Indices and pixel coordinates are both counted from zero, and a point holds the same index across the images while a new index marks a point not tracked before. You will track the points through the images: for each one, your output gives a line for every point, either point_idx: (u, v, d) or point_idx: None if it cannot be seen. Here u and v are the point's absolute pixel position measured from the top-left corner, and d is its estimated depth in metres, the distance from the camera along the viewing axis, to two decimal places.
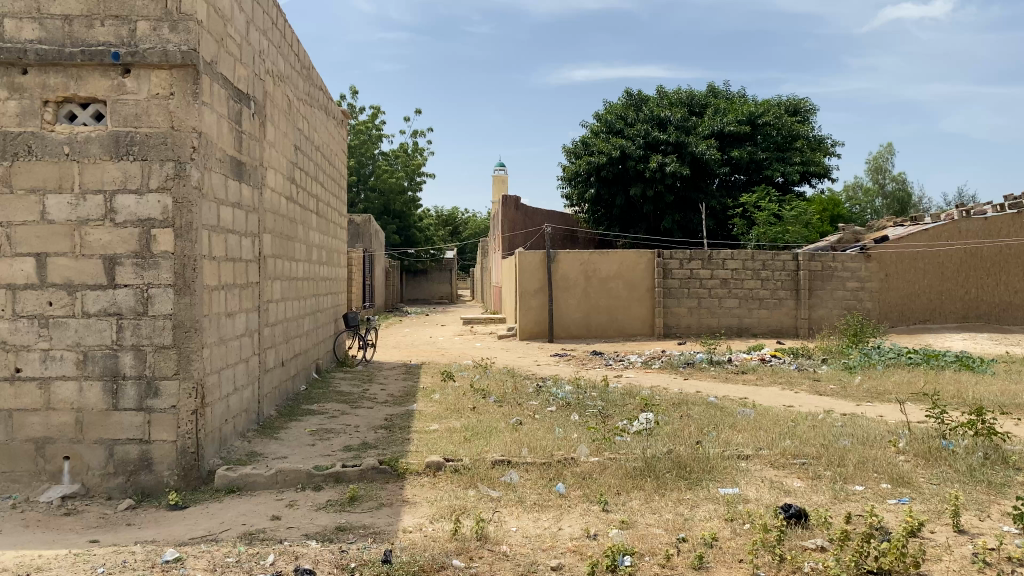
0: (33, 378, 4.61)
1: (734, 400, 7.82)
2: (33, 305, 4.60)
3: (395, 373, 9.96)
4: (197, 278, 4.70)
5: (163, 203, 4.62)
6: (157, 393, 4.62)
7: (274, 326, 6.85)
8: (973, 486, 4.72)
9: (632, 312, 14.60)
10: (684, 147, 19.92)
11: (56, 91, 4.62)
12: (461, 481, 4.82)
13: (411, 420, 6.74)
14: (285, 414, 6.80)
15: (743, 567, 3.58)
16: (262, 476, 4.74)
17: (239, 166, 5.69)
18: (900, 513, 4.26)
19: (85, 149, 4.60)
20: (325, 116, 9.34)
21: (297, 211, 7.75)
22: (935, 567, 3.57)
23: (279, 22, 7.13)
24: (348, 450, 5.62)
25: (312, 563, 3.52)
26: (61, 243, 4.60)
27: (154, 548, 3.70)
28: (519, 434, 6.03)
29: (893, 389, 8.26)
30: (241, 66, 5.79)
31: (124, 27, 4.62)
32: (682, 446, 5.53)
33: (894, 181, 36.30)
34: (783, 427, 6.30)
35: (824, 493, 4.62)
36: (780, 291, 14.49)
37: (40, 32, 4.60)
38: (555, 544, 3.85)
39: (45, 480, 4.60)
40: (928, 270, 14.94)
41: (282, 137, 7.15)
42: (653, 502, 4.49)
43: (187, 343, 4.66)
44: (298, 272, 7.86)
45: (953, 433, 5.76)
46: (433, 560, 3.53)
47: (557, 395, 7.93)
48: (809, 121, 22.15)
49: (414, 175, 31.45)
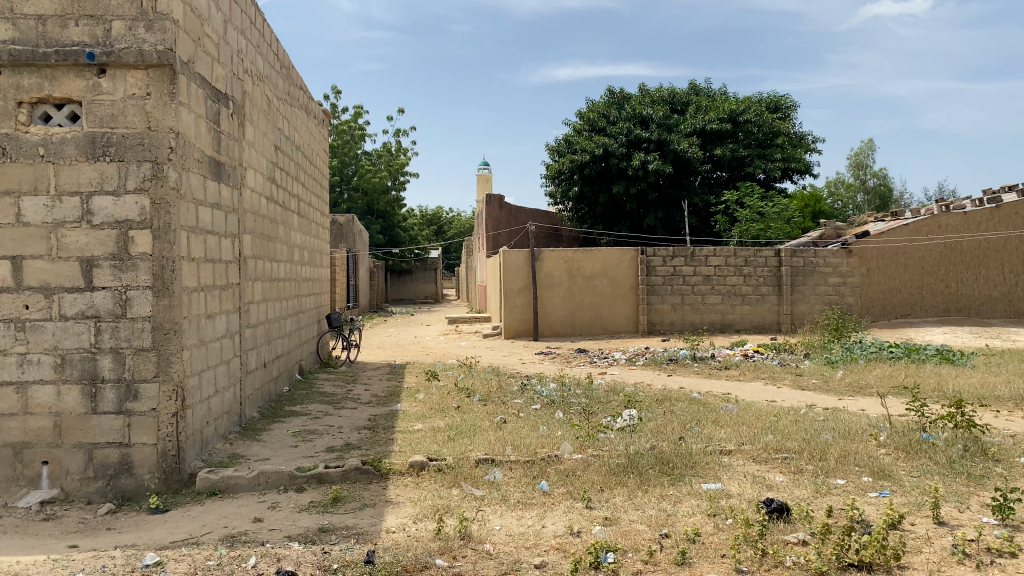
0: (9, 382, 4.55)
1: (717, 396, 7.83)
2: (9, 310, 4.55)
3: (379, 373, 9.93)
4: (176, 279, 4.67)
5: (141, 205, 4.58)
6: (136, 396, 4.58)
7: (256, 327, 6.82)
8: (953, 478, 4.76)
9: (616, 310, 14.65)
10: (666, 145, 20.04)
11: (30, 92, 4.57)
12: (444, 481, 4.81)
13: (395, 420, 6.70)
14: (268, 416, 6.77)
15: (726, 562, 3.60)
16: (245, 479, 4.71)
17: (217, 166, 5.64)
18: (880, 506, 4.30)
19: (60, 150, 4.54)
20: (305, 116, 9.31)
21: (277, 210, 7.70)
22: (916, 559, 3.59)
23: (258, 21, 7.08)
24: (330, 450, 5.61)
25: (295, 564, 3.51)
26: (37, 245, 4.54)
27: (134, 553, 3.67)
28: (501, 433, 6.01)
29: (875, 382, 8.35)
30: (219, 66, 5.74)
31: (100, 27, 4.58)
32: (663, 442, 5.53)
33: (875, 177, 36.44)
34: (765, 421, 6.35)
35: (806, 487, 4.65)
36: (764, 286, 14.56)
37: (13, 33, 4.55)
38: (538, 542, 3.86)
39: (23, 486, 4.55)
40: (908, 265, 15.10)
41: (262, 137, 7.11)
42: (636, 498, 4.51)
43: (167, 345, 4.63)
44: (279, 273, 7.81)
45: (934, 426, 5.80)
46: (416, 560, 3.52)
47: (541, 393, 7.92)
48: (790, 118, 22.26)
49: (398, 175, 31.46)
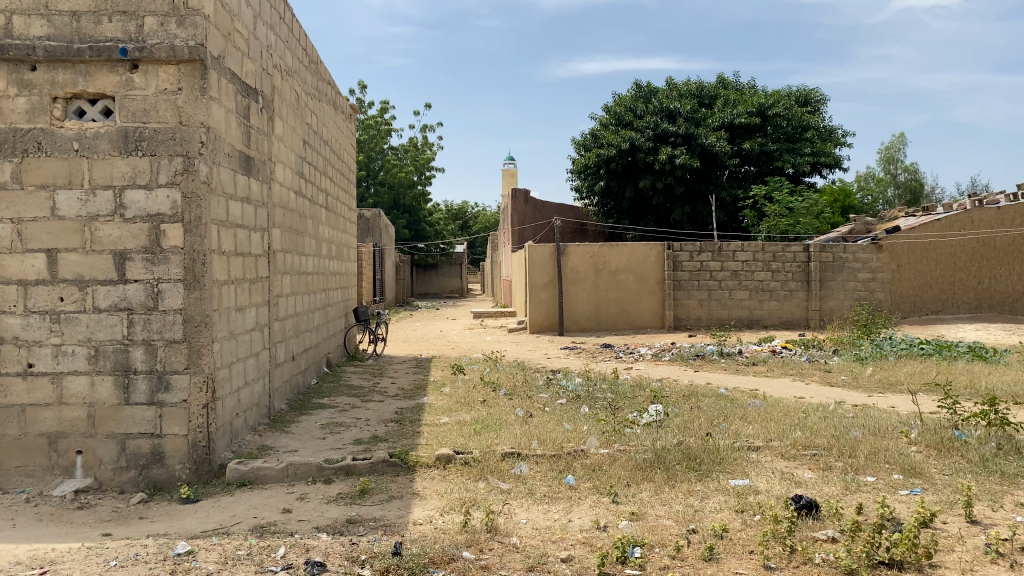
0: (45, 373, 4.63)
1: (744, 392, 7.78)
2: (45, 301, 4.63)
3: (405, 367, 9.98)
4: (207, 272, 4.72)
5: (172, 199, 4.64)
6: (168, 387, 4.65)
7: (284, 320, 6.87)
8: (986, 476, 4.69)
9: (643, 304, 14.60)
10: (694, 139, 19.89)
11: (64, 87, 4.64)
12: (471, 474, 4.83)
13: (421, 413, 6.73)
14: (296, 408, 6.83)
15: (754, 558, 3.57)
16: (274, 469, 4.77)
17: (248, 161, 5.70)
18: (911, 504, 4.24)
19: (94, 145, 4.62)
20: (333, 111, 9.35)
21: (305, 205, 7.76)
22: (948, 557, 3.55)
23: (287, 17, 7.12)
24: (358, 443, 5.65)
25: (323, 555, 3.53)
26: (72, 238, 4.62)
27: (166, 541, 3.73)
28: (527, 427, 6.02)
29: (905, 379, 8.23)
30: (249, 61, 5.79)
31: (132, 23, 4.63)
32: (690, 438, 5.51)
33: (906, 171, 36.08)
34: (793, 418, 6.30)
35: (835, 484, 4.59)
36: (792, 282, 14.43)
37: (48, 29, 4.62)
38: (565, 536, 3.86)
39: (58, 474, 4.64)
40: (939, 261, 14.86)
41: (291, 132, 7.16)
42: (663, 494, 4.49)
43: (197, 337, 4.68)
44: (307, 266, 7.86)
45: (966, 423, 5.73)
46: (443, 553, 3.53)
47: (567, 388, 7.92)
48: (820, 112, 21.99)
49: (424, 170, 31.61)
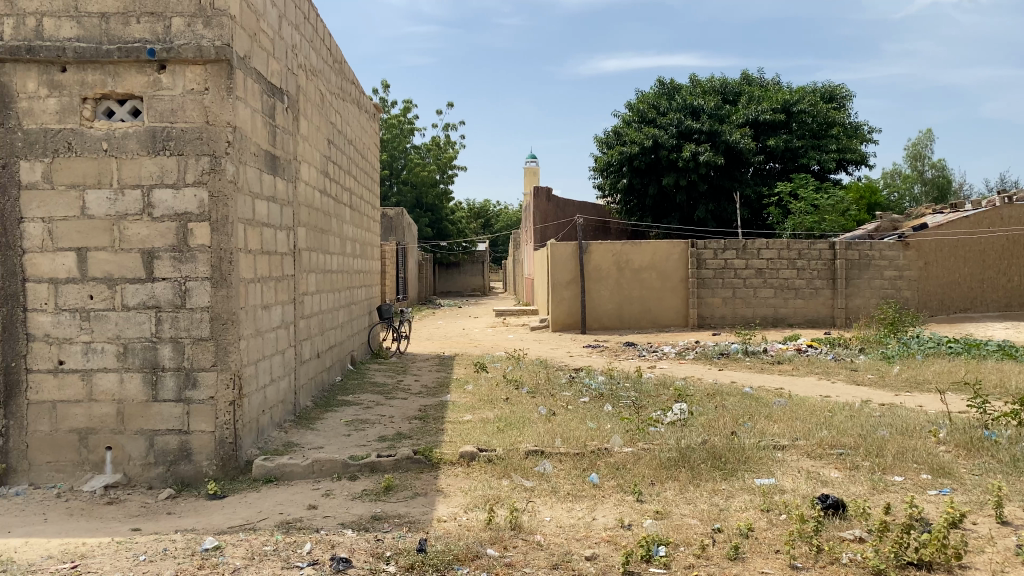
0: (76, 369, 4.70)
1: (770, 391, 7.71)
2: (75, 299, 4.69)
3: (427, 365, 10.01)
4: (233, 271, 4.76)
5: (200, 198, 4.68)
6: (195, 384, 4.70)
7: (309, 318, 6.92)
8: (1018, 477, 4.62)
9: (665, 303, 14.54)
10: (718, 136, 19.78)
11: (93, 88, 4.70)
12: (495, 471, 4.84)
13: (444, 411, 6.75)
14: (321, 405, 6.88)
15: (780, 558, 3.54)
16: (299, 466, 4.80)
17: (273, 160, 5.75)
18: (941, 505, 4.18)
19: (122, 145, 4.67)
20: (357, 110, 9.38)
21: (329, 204, 7.81)
22: (978, 558, 3.50)
23: (311, 17, 7.16)
24: (382, 440, 5.67)
25: (348, 552, 3.56)
26: (101, 237, 4.68)
27: (193, 537, 3.77)
28: (551, 425, 6.01)
29: (933, 377, 8.13)
30: (274, 61, 5.83)
31: (159, 24, 4.68)
32: (715, 437, 5.48)
33: (934, 168, 35.58)
34: (820, 417, 6.24)
35: (863, 484, 4.54)
36: (817, 280, 14.31)
37: (78, 30, 4.68)
38: (589, 534, 3.85)
39: (88, 470, 4.71)
40: (967, 258, 14.64)
41: (315, 131, 7.20)
42: (687, 493, 4.47)
43: (224, 335, 4.73)
44: (331, 264, 7.91)
45: (997, 423, 5.65)
46: (467, 550, 3.54)
47: (590, 386, 7.90)
48: (846, 108, 21.72)
49: (446, 168, 31.68)
